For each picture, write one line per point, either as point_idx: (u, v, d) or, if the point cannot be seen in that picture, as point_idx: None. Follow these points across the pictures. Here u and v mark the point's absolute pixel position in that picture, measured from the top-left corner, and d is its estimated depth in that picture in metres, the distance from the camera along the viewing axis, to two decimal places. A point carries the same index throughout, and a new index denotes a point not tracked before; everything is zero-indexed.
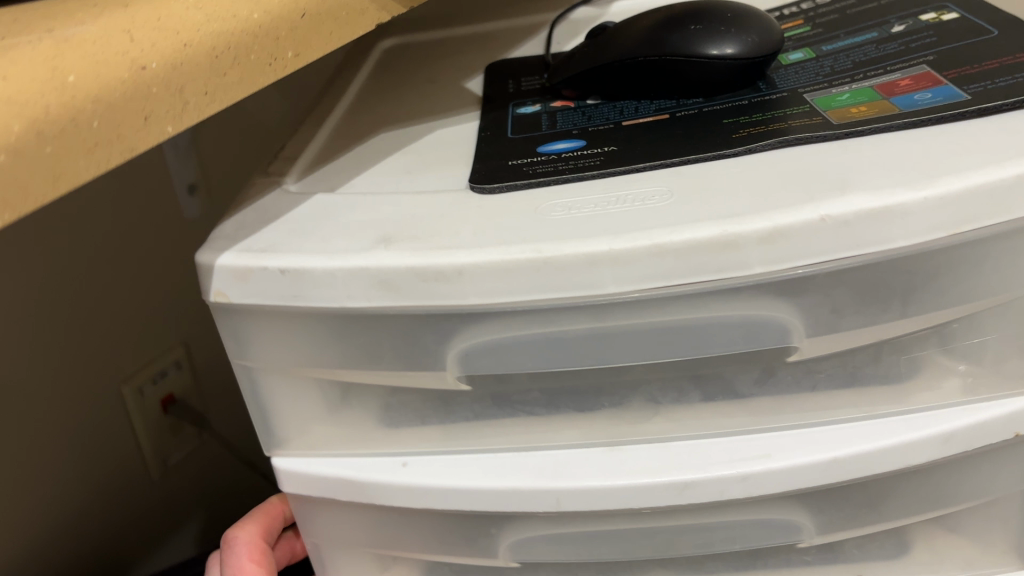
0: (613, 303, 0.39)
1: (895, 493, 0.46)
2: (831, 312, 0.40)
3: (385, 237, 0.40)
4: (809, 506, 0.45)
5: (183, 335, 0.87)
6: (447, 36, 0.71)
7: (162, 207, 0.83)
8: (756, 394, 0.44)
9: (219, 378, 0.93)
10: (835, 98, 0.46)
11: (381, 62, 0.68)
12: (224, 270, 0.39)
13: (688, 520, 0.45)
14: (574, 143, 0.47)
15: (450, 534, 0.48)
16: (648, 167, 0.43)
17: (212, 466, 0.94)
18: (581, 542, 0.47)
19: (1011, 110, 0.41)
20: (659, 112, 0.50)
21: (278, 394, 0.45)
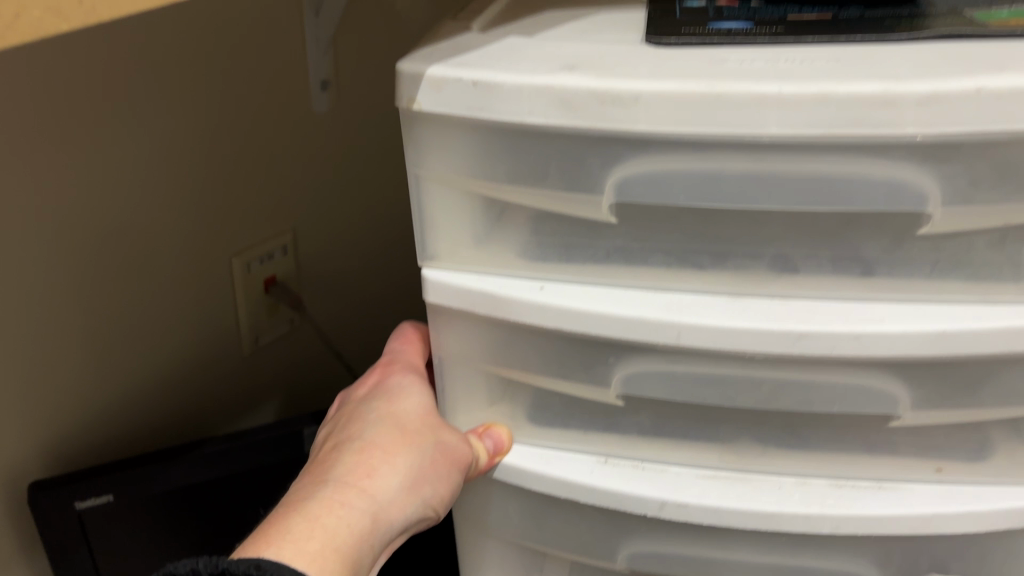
0: (752, 358, 0.46)
1: (957, 563, 0.52)
2: (967, 184, 0.41)
3: (569, 66, 0.43)
4: (874, 560, 0.52)
5: (293, 220, 0.94)
6: None
7: (294, 103, 0.89)
8: (887, 258, 0.45)
9: (325, 311, 1.02)
10: (993, 14, 0.47)
11: None
12: (425, 78, 0.44)
13: (773, 558, 0.53)
14: (741, 24, 0.49)
15: (571, 535, 0.56)
16: (814, 42, 0.44)
17: (299, 354, 1.01)
18: (678, 560, 0.55)
19: None
20: (823, 14, 0.51)
21: (453, 381, 0.55)
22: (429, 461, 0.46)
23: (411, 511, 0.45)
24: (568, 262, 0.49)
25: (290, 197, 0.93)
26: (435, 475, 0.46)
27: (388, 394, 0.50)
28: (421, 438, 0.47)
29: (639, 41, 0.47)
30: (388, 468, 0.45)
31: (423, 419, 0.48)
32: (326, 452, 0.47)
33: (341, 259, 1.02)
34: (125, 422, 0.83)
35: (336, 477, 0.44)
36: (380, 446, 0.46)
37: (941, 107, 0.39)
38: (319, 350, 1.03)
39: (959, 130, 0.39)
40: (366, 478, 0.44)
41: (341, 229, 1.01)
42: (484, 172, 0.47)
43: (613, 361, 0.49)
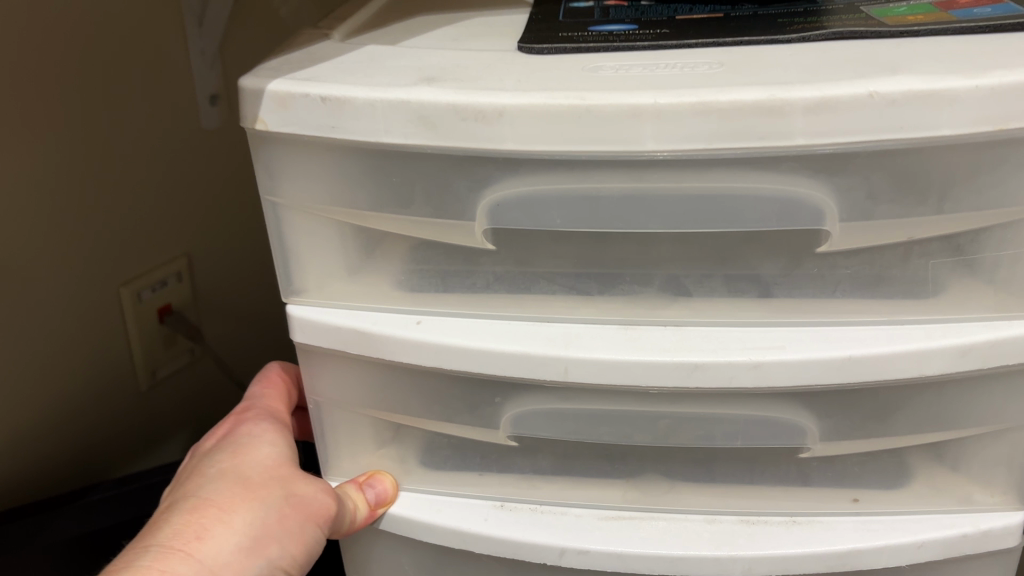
0: (651, 392, 0.42)
1: None
2: (866, 197, 0.37)
3: (427, 78, 0.39)
4: None
5: (185, 245, 0.88)
6: None
7: (181, 118, 0.83)
8: (786, 279, 0.41)
9: (225, 338, 0.96)
10: (891, 9, 0.43)
11: None
12: (266, 95, 0.39)
13: None
14: (625, 26, 0.45)
15: None
16: (699, 45, 0.40)
17: (200, 385, 0.95)
18: None
19: None
20: (714, 12, 0.47)
21: (332, 425, 0.50)
22: (273, 517, 0.43)
23: (253, 573, 0.42)
24: (446, 293, 0.45)
25: (182, 220, 0.87)
26: (281, 532, 0.43)
27: (238, 445, 0.46)
28: (266, 492, 0.43)
29: (513, 48, 0.43)
30: (222, 527, 0.41)
31: (272, 470, 0.45)
32: (161, 513, 0.43)
33: (239, 281, 0.96)
34: (4, 473, 0.76)
35: (159, 543, 0.40)
36: (215, 503, 0.42)
37: (833, 114, 0.35)
38: (221, 380, 0.97)
39: (854, 138, 0.35)
40: (195, 541, 0.40)
41: (238, 250, 0.95)
42: (345, 200, 0.42)
43: (499, 401, 0.45)
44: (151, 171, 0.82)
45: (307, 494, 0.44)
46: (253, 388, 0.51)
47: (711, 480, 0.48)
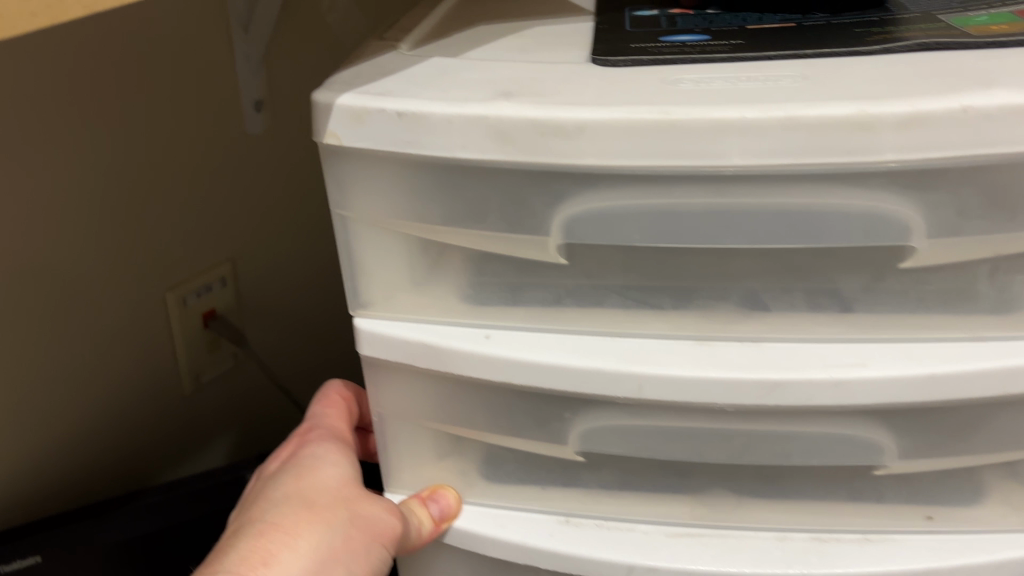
0: (727, 410, 0.42)
1: None
2: (955, 214, 0.37)
3: (505, 92, 0.38)
4: None
5: (230, 250, 0.88)
6: None
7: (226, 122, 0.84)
8: (866, 296, 0.40)
9: (267, 344, 0.96)
10: (971, 19, 0.43)
11: None
12: (341, 108, 0.39)
13: None
14: (697, 36, 0.45)
15: None
16: (780, 57, 0.40)
17: (242, 390, 0.95)
18: None
19: None
20: (785, 22, 0.46)
21: (395, 439, 0.50)
22: (340, 540, 0.42)
23: None
24: (515, 306, 0.44)
25: (226, 226, 0.87)
26: (348, 554, 0.42)
27: (303, 467, 0.46)
28: (332, 514, 0.43)
29: (586, 60, 0.42)
30: (289, 550, 0.41)
31: (338, 492, 0.44)
32: (228, 536, 0.43)
33: (281, 287, 0.96)
34: (53, 476, 0.76)
35: (226, 567, 0.40)
36: (283, 525, 0.42)
37: (923, 129, 0.34)
38: (261, 385, 0.97)
39: (947, 153, 0.34)
40: (263, 565, 0.40)
41: (281, 256, 0.95)
42: (418, 214, 0.41)
43: (569, 415, 0.44)
44: (197, 176, 0.82)
45: (372, 515, 0.44)
46: (316, 408, 0.51)
47: (782, 497, 0.47)
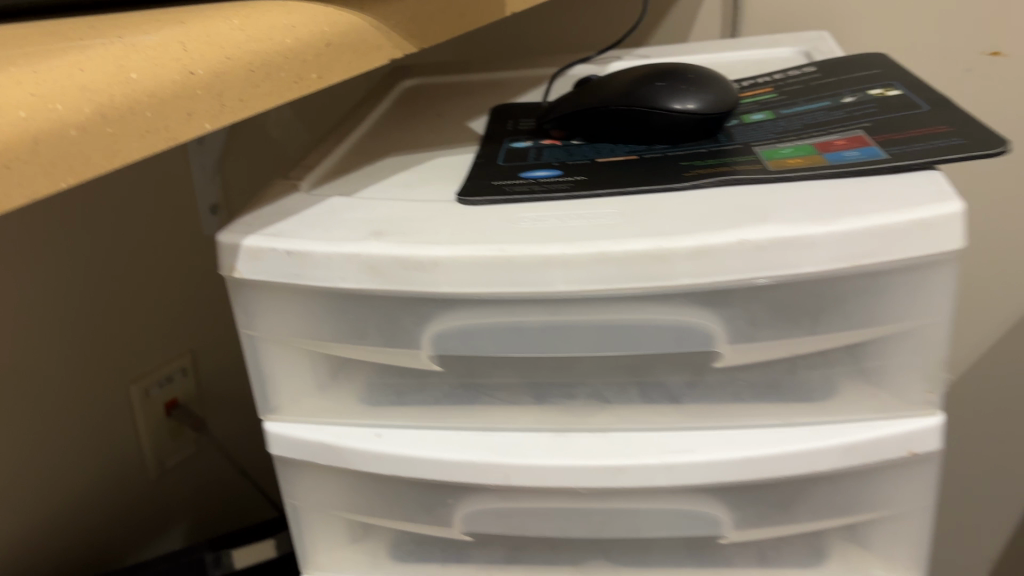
0: (584, 493, 0.48)
1: None
2: (748, 324, 0.44)
3: (377, 231, 0.46)
4: None
5: (189, 343, 0.95)
6: (453, 83, 0.76)
7: (181, 226, 0.92)
8: (691, 390, 0.47)
9: (226, 429, 1.02)
10: (778, 150, 0.51)
11: (398, 102, 0.73)
12: (243, 248, 0.46)
13: None
14: (551, 171, 0.53)
15: None
16: (607, 193, 0.47)
17: (202, 474, 1.01)
18: None
19: (919, 169, 0.45)
20: (630, 153, 0.55)
21: (310, 526, 0.56)
22: None
23: None
24: (402, 406, 0.51)
25: (182, 322, 0.94)
26: None
27: None
28: None
29: (453, 197, 0.50)
30: None
31: None
32: None
33: (239, 376, 1.03)
34: (27, 565, 0.82)
35: None
36: None
37: (710, 258, 0.42)
38: (220, 467, 1.03)
39: (732, 277, 0.42)
40: None
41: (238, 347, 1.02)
42: (313, 333, 0.49)
43: (453, 501, 0.51)
44: (153, 277, 0.89)
45: None
46: None
47: (648, 565, 0.53)
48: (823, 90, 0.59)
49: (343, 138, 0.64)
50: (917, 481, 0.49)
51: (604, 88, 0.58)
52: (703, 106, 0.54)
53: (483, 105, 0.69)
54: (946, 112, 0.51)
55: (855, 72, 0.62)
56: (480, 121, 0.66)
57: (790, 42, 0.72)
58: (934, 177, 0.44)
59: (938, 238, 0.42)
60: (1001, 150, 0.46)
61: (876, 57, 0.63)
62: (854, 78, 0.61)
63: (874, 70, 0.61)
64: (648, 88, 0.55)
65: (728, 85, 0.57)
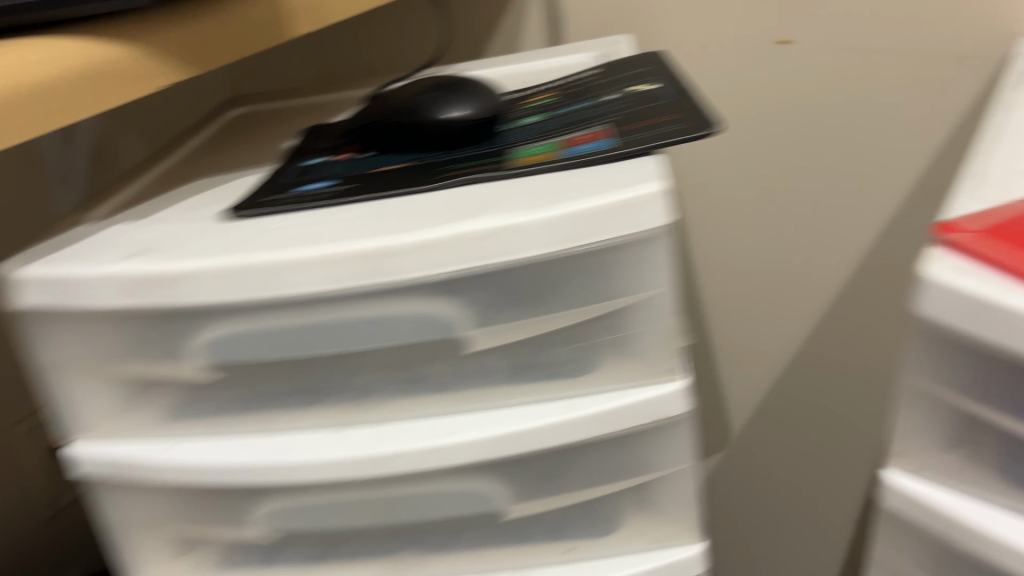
0: (366, 482, 0.52)
1: None
2: (487, 309, 0.47)
3: (139, 252, 0.49)
4: None
5: None
6: (279, 109, 0.79)
7: None
8: (456, 375, 0.51)
9: None
10: (528, 149, 0.54)
11: (222, 130, 0.76)
12: (14, 277, 0.49)
13: None
14: (326, 182, 0.56)
15: None
16: (359, 201, 0.51)
17: None
18: None
19: (639, 156, 0.49)
20: (406, 161, 0.58)
21: (133, 543, 0.58)
22: None
23: None
24: (196, 418, 0.53)
25: None
26: None
27: None
28: None
29: (217, 215, 0.54)
30: None
31: None
32: None
33: None
34: None
35: None
36: None
37: (436, 251, 0.44)
38: None
39: (461, 267, 0.45)
40: None
41: None
42: (97, 353, 0.51)
43: (256, 502, 0.54)
44: None
45: None
46: None
47: (451, 549, 0.57)
48: (593, 89, 0.64)
49: (152, 169, 0.67)
50: (676, 443, 0.53)
51: (390, 103, 0.62)
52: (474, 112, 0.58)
53: (294, 127, 0.72)
54: (682, 101, 0.55)
55: (629, 70, 0.66)
56: (289, 143, 0.69)
57: (589, 47, 0.76)
58: (651, 161, 0.48)
59: (647, 215, 0.45)
60: (708, 132, 0.50)
61: (646, 53, 0.67)
62: (627, 75, 0.65)
63: (646, 66, 0.65)
64: (425, 98, 0.59)
65: (492, 95, 0.61)
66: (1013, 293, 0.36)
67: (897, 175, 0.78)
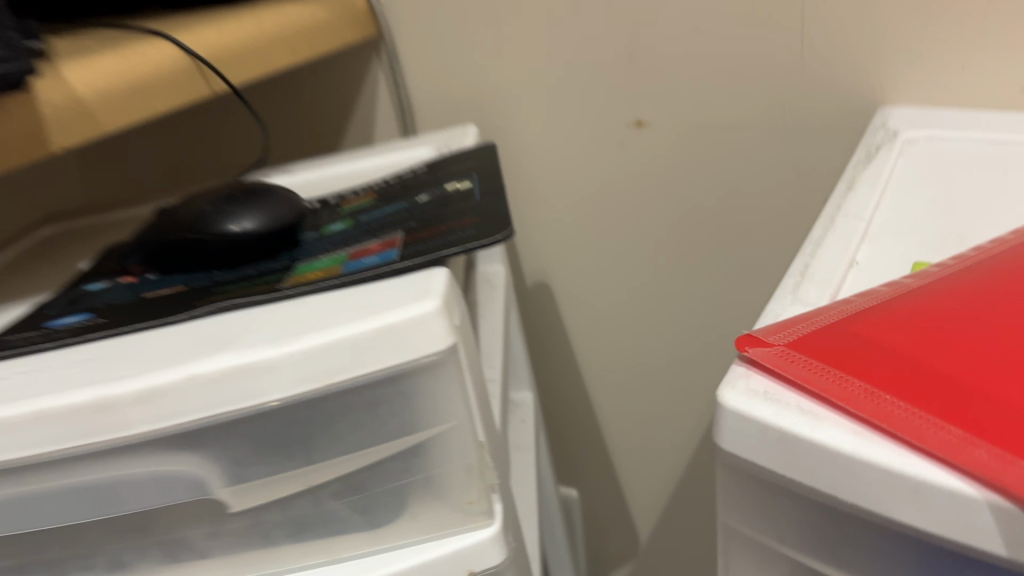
0: None
1: None
2: (236, 463, 0.40)
3: None
4: None
5: None
6: (89, 224, 0.71)
7: None
8: (215, 542, 0.42)
9: None
10: (312, 264, 0.48)
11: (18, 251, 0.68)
12: None
13: None
14: (83, 316, 0.48)
15: None
16: (97, 337, 0.43)
17: None
18: None
19: (423, 269, 0.42)
20: (183, 285, 0.51)
21: None
22: None
23: None
24: None
25: None
26: None
27: None
28: None
29: None
30: None
31: None
32: None
33: None
34: None
35: None
36: None
37: (160, 400, 0.37)
38: None
39: (202, 416, 0.38)
40: None
41: None
42: None
43: None
44: None
45: None
46: None
47: None
48: (408, 190, 0.58)
49: None
50: None
51: (170, 219, 0.53)
52: (260, 225, 0.51)
53: (92, 246, 0.64)
54: (489, 202, 0.50)
55: (453, 167, 0.61)
56: (84, 261, 0.61)
57: (426, 143, 0.71)
58: (432, 275, 0.42)
59: (419, 341, 0.39)
60: (503, 237, 0.44)
61: (473, 150, 0.62)
62: (448, 172, 0.60)
63: (469, 162, 0.60)
64: (202, 211, 0.51)
65: (292, 198, 0.55)
66: (817, 424, 0.31)
67: (765, 264, 0.75)
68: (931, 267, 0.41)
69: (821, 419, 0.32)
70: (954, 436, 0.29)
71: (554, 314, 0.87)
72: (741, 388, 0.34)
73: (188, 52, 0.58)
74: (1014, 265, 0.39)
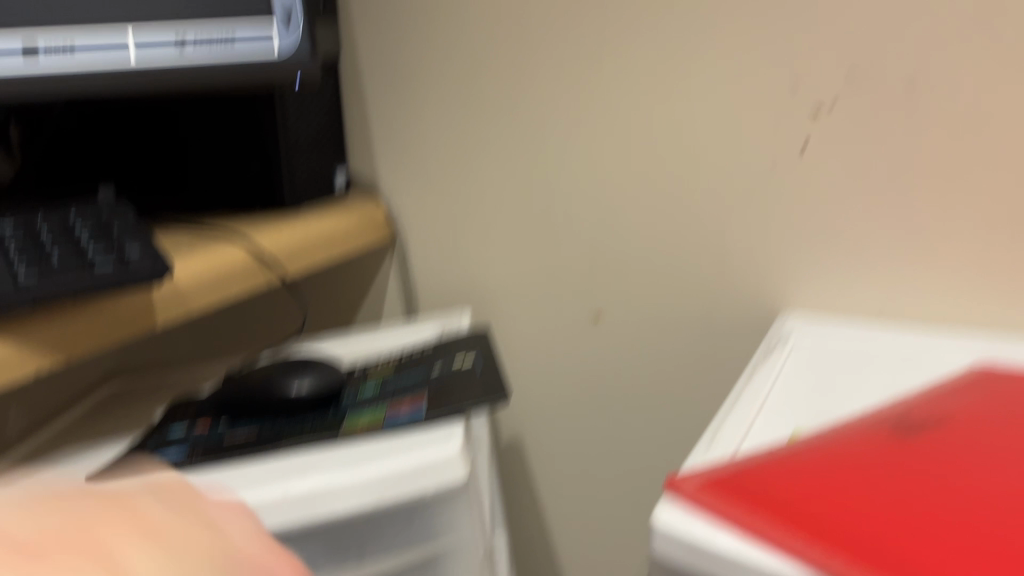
0: None
1: None
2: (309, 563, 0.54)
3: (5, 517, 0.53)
4: None
5: None
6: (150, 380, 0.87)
7: None
8: None
9: None
10: (359, 414, 0.66)
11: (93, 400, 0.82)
12: None
13: None
14: (180, 453, 0.62)
15: None
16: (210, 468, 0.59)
17: None
18: None
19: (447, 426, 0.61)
20: (255, 428, 0.66)
21: None
22: None
23: None
24: None
25: None
26: None
27: None
28: None
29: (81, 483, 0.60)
30: None
31: None
32: None
33: None
34: None
35: None
36: None
37: (264, 513, 0.53)
38: None
39: (284, 520, 0.52)
40: None
41: None
42: None
43: None
44: None
45: None
46: None
47: None
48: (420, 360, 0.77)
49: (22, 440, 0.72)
50: None
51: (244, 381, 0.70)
52: (314, 386, 0.67)
53: (161, 397, 0.80)
54: (487, 377, 0.70)
55: (458, 350, 0.79)
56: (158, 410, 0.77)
57: (431, 325, 0.89)
58: (451, 432, 0.61)
59: (446, 472, 0.56)
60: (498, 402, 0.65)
61: (472, 334, 0.80)
62: (450, 348, 0.79)
63: (466, 342, 0.80)
64: (273, 374, 0.68)
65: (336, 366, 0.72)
66: (714, 536, 0.44)
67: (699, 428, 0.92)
68: (805, 429, 0.58)
69: (718, 532, 0.44)
70: (800, 541, 0.41)
71: (527, 465, 1.05)
72: (667, 511, 0.46)
73: (255, 252, 0.80)
74: (867, 432, 0.54)
